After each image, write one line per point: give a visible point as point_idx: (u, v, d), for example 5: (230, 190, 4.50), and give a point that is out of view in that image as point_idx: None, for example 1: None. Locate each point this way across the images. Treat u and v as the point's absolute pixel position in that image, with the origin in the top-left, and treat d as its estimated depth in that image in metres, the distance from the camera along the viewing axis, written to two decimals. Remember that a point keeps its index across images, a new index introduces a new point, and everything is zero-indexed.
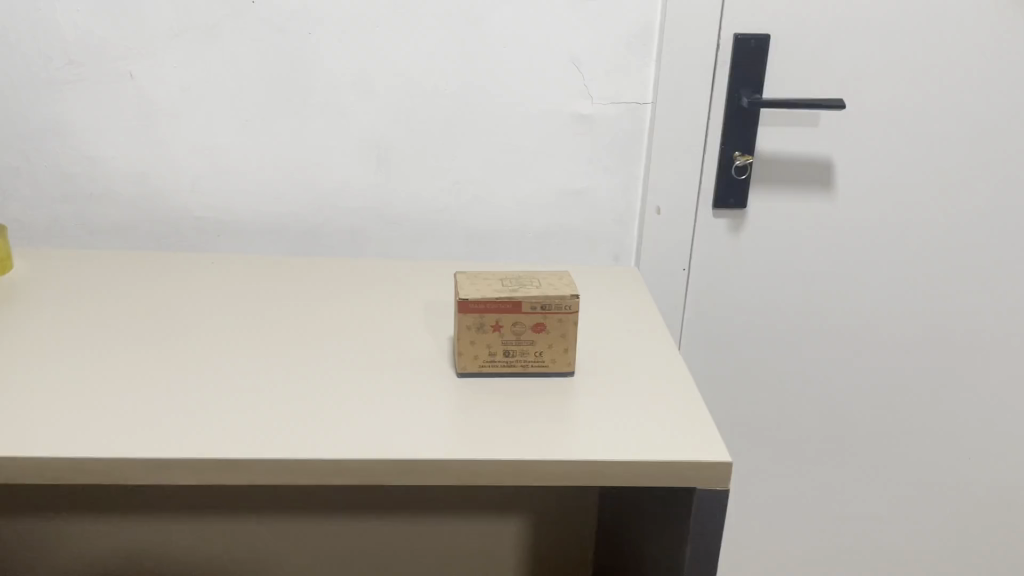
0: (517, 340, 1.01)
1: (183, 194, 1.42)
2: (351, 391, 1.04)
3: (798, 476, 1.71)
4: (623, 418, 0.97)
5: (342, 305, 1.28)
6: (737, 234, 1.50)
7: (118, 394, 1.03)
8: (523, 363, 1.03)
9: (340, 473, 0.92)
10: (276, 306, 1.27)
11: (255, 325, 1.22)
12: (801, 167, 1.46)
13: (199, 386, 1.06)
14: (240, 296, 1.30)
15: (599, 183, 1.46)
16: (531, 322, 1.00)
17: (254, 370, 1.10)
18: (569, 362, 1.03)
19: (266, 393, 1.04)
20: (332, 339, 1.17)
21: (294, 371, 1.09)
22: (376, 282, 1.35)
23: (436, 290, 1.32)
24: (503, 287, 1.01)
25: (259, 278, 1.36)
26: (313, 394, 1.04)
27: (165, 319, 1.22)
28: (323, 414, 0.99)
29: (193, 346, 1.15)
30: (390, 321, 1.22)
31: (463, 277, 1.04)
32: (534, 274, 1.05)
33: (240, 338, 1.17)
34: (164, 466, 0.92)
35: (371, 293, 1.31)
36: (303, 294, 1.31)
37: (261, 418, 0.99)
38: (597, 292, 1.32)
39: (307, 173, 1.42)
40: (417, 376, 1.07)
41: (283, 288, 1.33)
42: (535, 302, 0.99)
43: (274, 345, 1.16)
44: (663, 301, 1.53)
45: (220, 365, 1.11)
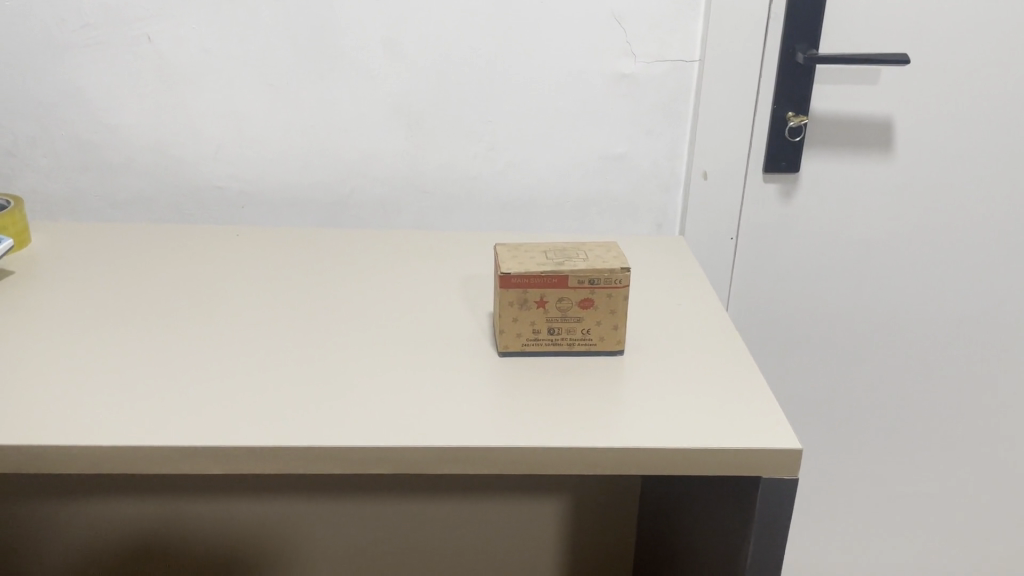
0: (563, 317, 0.94)
1: (204, 163, 1.36)
2: (383, 371, 0.97)
3: (848, 455, 1.64)
4: (679, 398, 0.90)
5: (372, 279, 1.21)
6: (789, 200, 1.41)
7: (136, 375, 0.97)
8: (569, 341, 0.95)
9: (373, 461, 0.85)
10: (302, 281, 1.20)
11: (280, 300, 1.15)
12: (858, 128, 1.36)
13: (222, 364, 1.00)
14: (265, 271, 1.23)
15: (642, 147, 1.37)
16: (577, 299, 0.93)
17: (281, 349, 1.03)
18: (618, 340, 0.95)
19: (291, 373, 0.98)
20: (363, 315, 1.11)
21: (324, 349, 1.03)
22: (408, 254, 1.28)
23: (472, 263, 1.25)
24: (547, 261, 0.94)
25: (285, 251, 1.29)
26: (343, 374, 0.97)
27: (187, 294, 1.16)
28: (356, 396, 0.93)
29: (216, 323, 1.10)
30: (425, 296, 1.15)
31: (504, 249, 0.97)
32: (578, 246, 0.97)
33: (266, 314, 1.12)
34: (184, 454, 0.86)
35: (403, 267, 1.24)
36: (330, 268, 1.24)
37: (288, 400, 0.92)
38: (643, 264, 1.24)
39: (334, 140, 1.35)
40: (454, 356, 1.00)
41: (308, 262, 1.26)
42: (583, 276, 0.92)
43: (302, 323, 1.10)
44: (709, 270, 1.45)
45: (245, 344, 1.05)
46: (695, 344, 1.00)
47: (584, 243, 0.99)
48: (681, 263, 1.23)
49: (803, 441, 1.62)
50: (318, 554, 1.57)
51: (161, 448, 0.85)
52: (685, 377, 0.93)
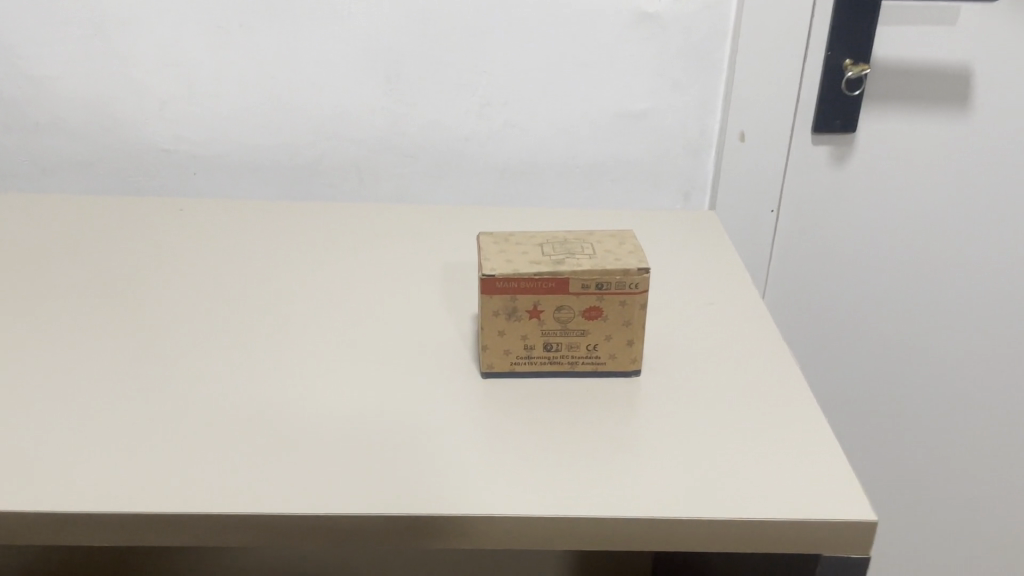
0: (563, 330, 0.72)
1: (147, 122, 1.15)
2: (330, 387, 0.76)
3: (901, 456, 1.44)
4: (713, 438, 0.68)
5: (338, 261, 1.00)
6: (841, 164, 1.18)
7: (15, 389, 0.76)
8: (572, 361, 0.74)
9: (302, 533, 0.63)
10: (253, 266, 1.00)
11: (221, 290, 0.95)
12: (929, 79, 1.13)
13: (132, 374, 0.79)
14: (210, 254, 1.02)
15: (667, 101, 1.15)
16: (581, 308, 0.71)
17: (208, 354, 0.82)
18: (633, 359, 0.74)
19: (211, 391, 0.76)
20: (320, 309, 0.90)
21: (265, 352, 0.82)
22: (385, 229, 1.07)
23: (460, 243, 1.03)
24: (543, 258, 0.72)
25: (241, 227, 1.09)
26: (275, 394, 0.75)
27: (115, 280, 0.97)
28: (289, 428, 0.71)
29: (138, 318, 0.89)
30: (400, 283, 0.95)
31: (488, 240, 0.76)
32: (582, 237, 0.76)
33: (203, 305, 0.91)
34: (45, 523, 0.63)
35: (378, 247, 1.03)
36: (293, 249, 1.04)
37: (202, 433, 0.71)
38: (667, 248, 1.02)
39: (300, 94, 1.14)
40: (423, 367, 0.79)
41: (265, 241, 1.06)
42: (588, 279, 0.70)
43: (238, 321, 0.88)
44: (744, 246, 1.23)
45: (165, 347, 0.83)
46: (731, 356, 0.79)
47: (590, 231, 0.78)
48: (714, 248, 1.01)
49: (847, 438, 1.41)
50: (298, 550, 1.42)
51: (21, 510, 0.63)
52: (719, 404, 0.72)
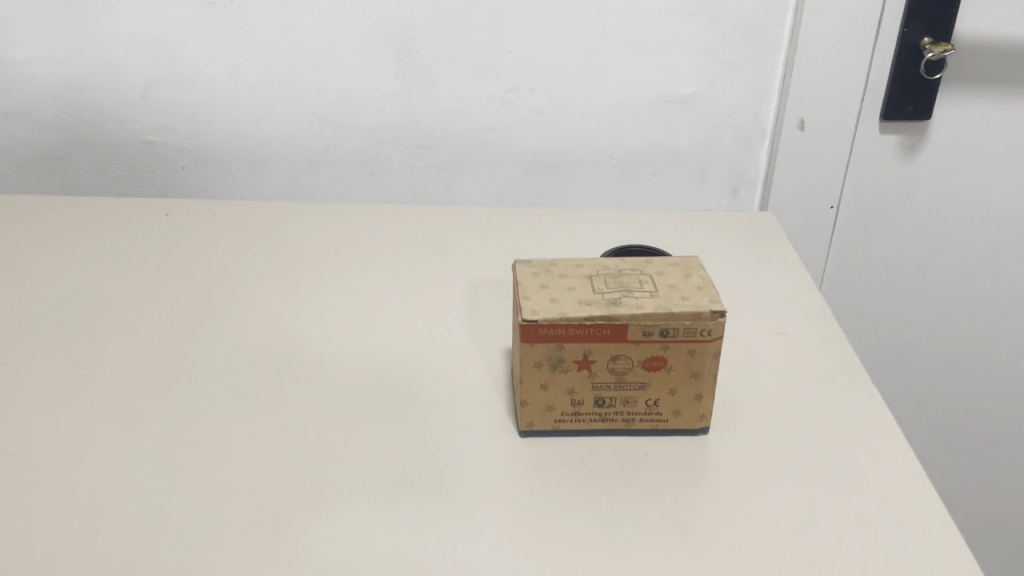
0: (617, 383, 0.60)
1: (127, 110, 1.02)
2: (342, 438, 0.64)
3: (957, 469, 1.32)
4: (803, 527, 0.57)
5: (346, 272, 0.88)
6: (911, 157, 1.05)
7: None
8: (628, 418, 0.62)
9: None
10: (249, 275, 0.87)
11: (213, 303, 0.82)
12: (1016, 61, 0.99)
13: (104, 422, 0.66)
14: (199, 260, 0.90)
15: (716, 86, 1.01)
16: (640, 358, 0.59)
17: (198, 389, 0.70)
18: (700, 416, 0.62)
19: (205, 443, 0.64)
20: (327, 329, 0.78)
21: (265, 387, 0.70)
22: (399, 232, 0.95)
23: (485, 253, 0.90)
24: (594, 296, 0.60)
25: (234, 225, 0.96)
26: (277, 448, 0.64)
27: (89, 291, 0.84)
28: (298, 499, 0.59)
29: (114, 341, 0.76)
30: (418, 301, 0.82)
31: (527, 270, 0.63)
32: (638, 267, 0.63)
33: (192, 325, 0.78)
34: None
35: (392, 255, 0.90)
36: (294, 254, 0.91)
37: (194, 502, 0.59)
38: (721, 258, 0.90)
39: (300, 79, 1.00)
40: (451, 413, 0.67)
41: (262, 242, 0.93)
42: (650, 325, 0.58)
43: (233, 345, 0.76)
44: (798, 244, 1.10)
45: (149, 380, 0.71)
46: (810, 410, 0.67)
47: (647, 258, 0.65)
48: (773, 260, 0.89)
49: None
50: None
51: None
52: (804, 480, 0.61)
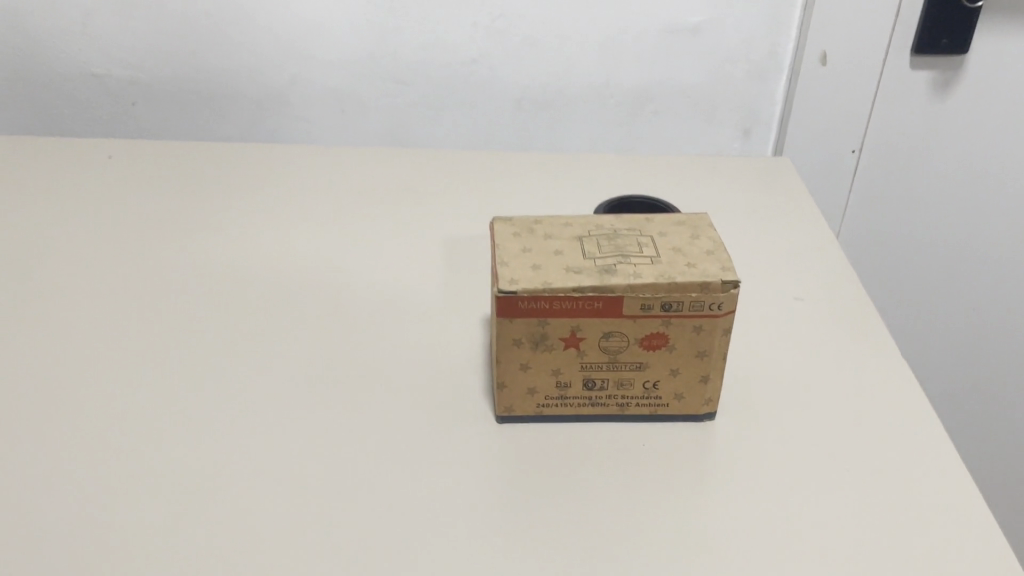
0: (610, 364, 0.52)
1: (68, 40, 0.91)
2: (294, 417, 0.56)
3: None
4: (827, 531, 0.48)
5: (312, 220, 0.78)
6: (943, 97, 0.94)
7: None
8: (622, 402, 0.53)
9: None
10: (203, 222, 0.78)
11: (159, 253, 0.73)
12: None
13: (19, 391, 0.58)
14: (148, 205, 0.80)
15: (728, 16, 0.90)
16: (638, 336, 0.50)
17: (134, 353, 0.61)
18: (706, 399, 0.53)
19: (137, 418, 0.56)
20: (284, 287, 0.69)
21: (210, 351, 0.61)
22: (372, 177, 0.85)
23: (466, 204, 0.81)
24: (584, 262, 0.51)
25: (190, 168, 0.87)
26: (220, 428, 0.55)
27: (21, 238, 0.75)
28: (240, 488, 0.51)
29: (43, 294, 0.67)
30: (391, 257, 0.73)
31: (507, 230, 0.54)
32: (637, 227, 0.54)
33: (131, 281, 0.69)
34: None
35: (362, 203, 0.81)
36: (252, 201, 0.81)
37: (116, 490, 0.51)
38: (732, 211, 0.80)
39: (260, 6, 0.89)
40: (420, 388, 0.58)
41: (222, 187, 0.83)
42: (649, 298, 0.49)
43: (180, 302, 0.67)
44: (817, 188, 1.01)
45: (79, 340, 0.62)
46: (834, 390, 0.58)
47: (647, 216, 0.56)
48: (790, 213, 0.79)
49: None
50: None
51: None
52: (828, 473, 0.52)
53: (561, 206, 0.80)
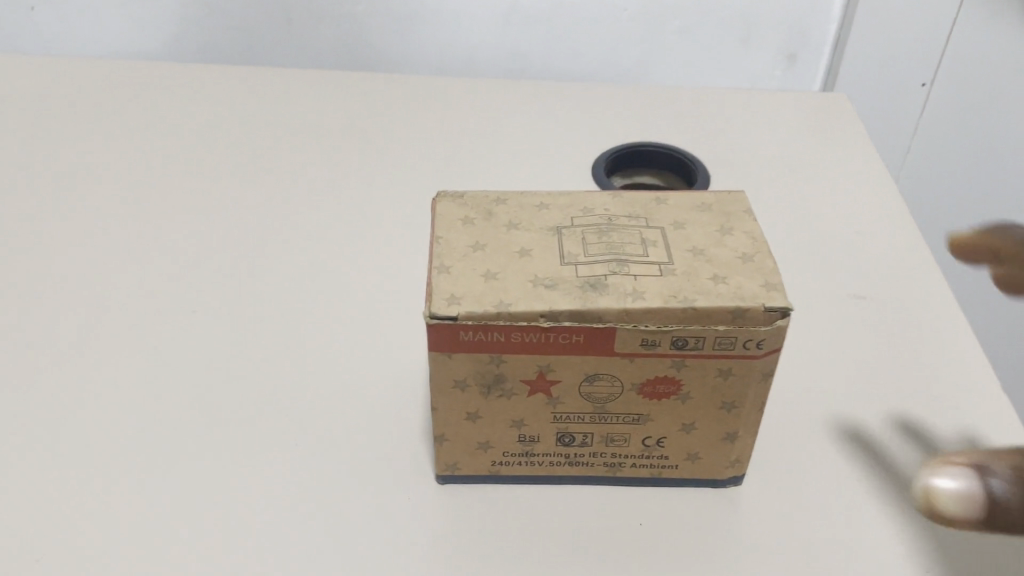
0: (596, 416, 0.36)
1: None
2: (170, 447, 0.40)
3: None
4: None
5: (227, 154, 0.61)
6: None
7: None
8: (613, 462, 0.38)
9: None
10: (89, 154, 0.60)
11: (28, 197, 0.56)
12: None
13: None
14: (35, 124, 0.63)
15: None
16: (637, 379, 0.35)
17: None
18: (731, 459, 0.38)
19: None
20: (190, 251, 0.52)
21: (59, 347, 0.45)
22: (318, 103, 0.66)
23: (440, 146, 0.62)
24: (560, 269, 0.35)
25: (96, 72, 0.68)
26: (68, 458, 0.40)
27: None
28: (76, 565, 0.36)
29: None
30: (322, 206, 0.56)
31: (454, 210, 0.38)
32: (643, 212, 0.38)
33: None
34: None
35: (300, 137, 0.63)
36: (167, 126, 0.63)
37: None
38: (783, 168, 0.62)
39: None
40: (348, 408, 0.42)
41: (119, 105, 0.65)
42: (653, 330, 0.33)
43: (49, 265, 0.50)
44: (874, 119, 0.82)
45: None
46: (914, 439, 0.42)
47: (659, 192, 0.39)
48: (859, 175, 0.61)
49: None
50: None
51: None
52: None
53: (562, 154, 0.62)
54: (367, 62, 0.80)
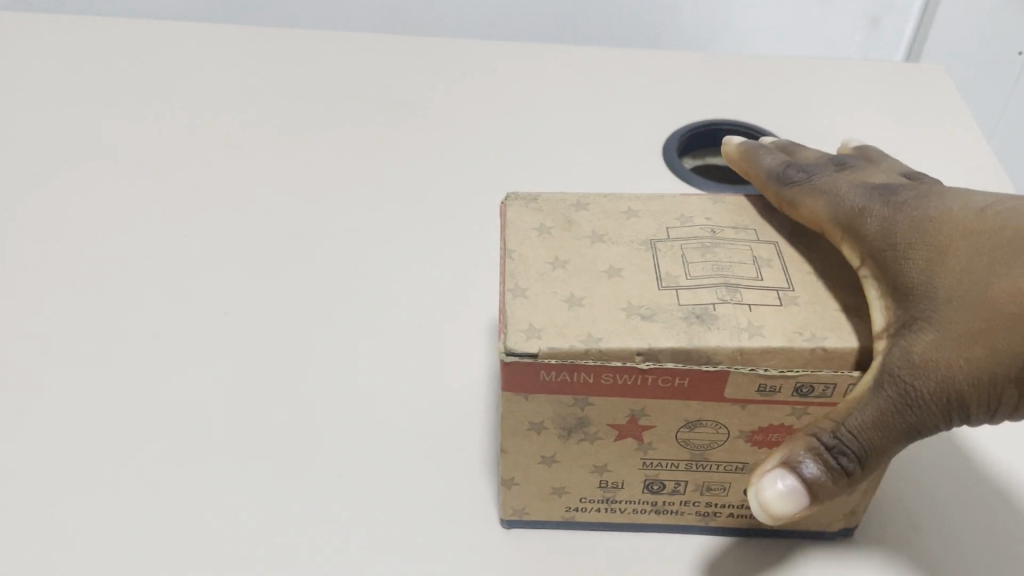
0: (693, 463, 0.31)
1: None
2: (203, 474, 0.35)
3: None
4: None
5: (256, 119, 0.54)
6: None
7: None
8: (706, 511, 0.33)
9: None
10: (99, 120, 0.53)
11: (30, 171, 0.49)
12: None
13: None
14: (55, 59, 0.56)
15: None
16: (746, 427, 0.29)
17: None
18: (844, 512, 0.32)
19: None
20: (226, 232, 0.46)
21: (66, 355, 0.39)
22: (353, 60, 0.59)
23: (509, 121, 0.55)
24: (657, 295, 0.29)
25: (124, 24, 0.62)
26: (91, 479, 0.35)
27: None
28: None
29: None
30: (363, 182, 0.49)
31: (526, 215, 0.32)
32: (753, 225, 0.32)
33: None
34: None
35: (337, 99, 0.56)
36: (200, 84, 0.56)
37: None
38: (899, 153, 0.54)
39: None
40: (403, 430, 0.37)
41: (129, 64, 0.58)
42: (772, 372, 0.28)
43: (71, 240, 0.45)
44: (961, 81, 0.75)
45: None
46: None
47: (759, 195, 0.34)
48: (991, 159, 0.53)
49: None
50: None
51: None
52: None
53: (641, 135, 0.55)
54: (419, 10, 0.71)
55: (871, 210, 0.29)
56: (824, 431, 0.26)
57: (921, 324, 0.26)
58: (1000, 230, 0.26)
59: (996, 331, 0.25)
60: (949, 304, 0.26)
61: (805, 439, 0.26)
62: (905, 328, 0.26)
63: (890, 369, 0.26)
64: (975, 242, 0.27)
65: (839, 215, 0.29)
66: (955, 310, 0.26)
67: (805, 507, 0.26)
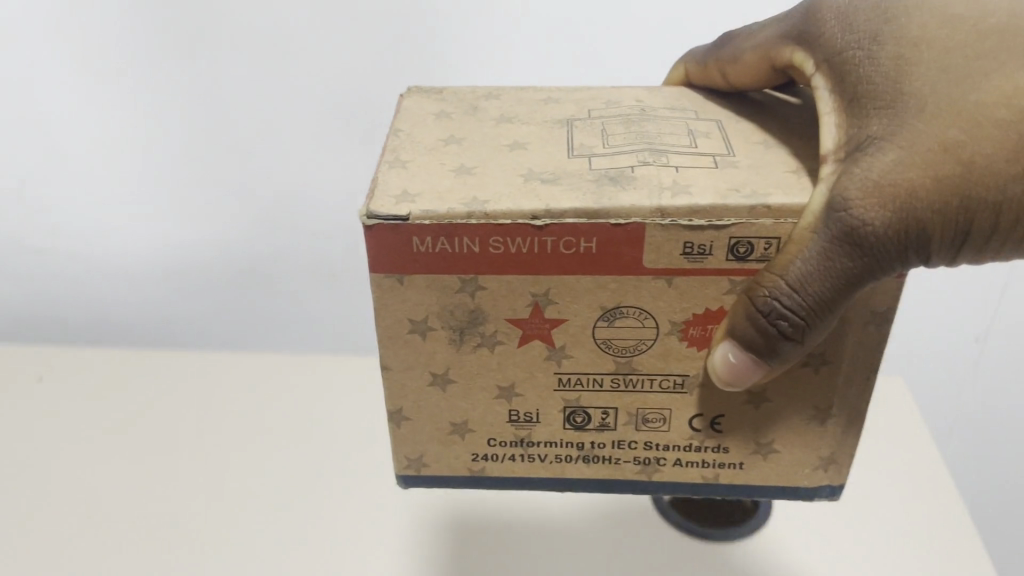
0: (620, 381, 0.25)
1: None
2: None
3: None
4: None
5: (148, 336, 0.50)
6: None
7: None
8: (647, 457, 0.26)
9: None
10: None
11: None
12: None
13: None
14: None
15: None
16: (677, 317, 0.23)
17: None
18: (819, 457, 0.26)
19: None
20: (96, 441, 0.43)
21: None
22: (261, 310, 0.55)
23: None
24: (565, 161, 0.24)
25: None
26: None
27: None
28: None
29: None
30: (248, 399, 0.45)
31: (421, 105, 0.27)
32: (689, 106, 0.27)
33: None
34: None
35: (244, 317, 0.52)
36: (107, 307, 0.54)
37: None
38: None
39: None
40: None
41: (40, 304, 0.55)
42: (705, 231, 0.22)
43: None
44: None
45: None
46: None
47: (705, 66, 0.28)
48: None
49: None
50: None
51: None
52: None
53: None
54: None
55: (819, 10, 0.23)
56: (758, 291, 0.21)
57: (877, 141, 0.20)
58: (987, 14, 0.20)
59: (978, 145, 0.19)
60: (922, 113, 0.20)
61: (742, 301, 0.22)
62: (861, 148, 0.20)
63: (834, 203, 0.20)
64: (945, 26, 0.20)
65: (795, 29, 0.23)
66: (932, 120, 0.19)
67: (757, 375, 0.23)
